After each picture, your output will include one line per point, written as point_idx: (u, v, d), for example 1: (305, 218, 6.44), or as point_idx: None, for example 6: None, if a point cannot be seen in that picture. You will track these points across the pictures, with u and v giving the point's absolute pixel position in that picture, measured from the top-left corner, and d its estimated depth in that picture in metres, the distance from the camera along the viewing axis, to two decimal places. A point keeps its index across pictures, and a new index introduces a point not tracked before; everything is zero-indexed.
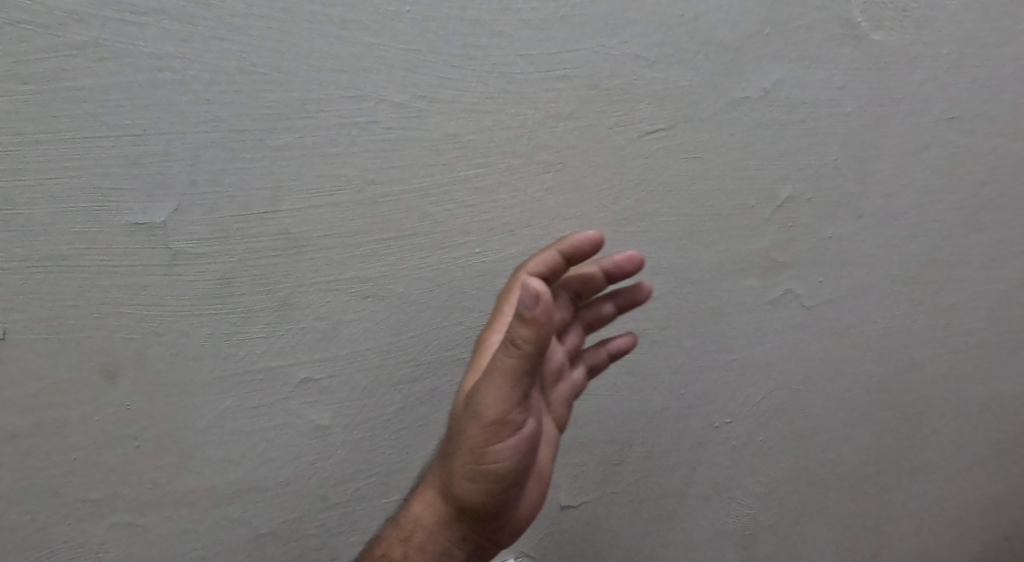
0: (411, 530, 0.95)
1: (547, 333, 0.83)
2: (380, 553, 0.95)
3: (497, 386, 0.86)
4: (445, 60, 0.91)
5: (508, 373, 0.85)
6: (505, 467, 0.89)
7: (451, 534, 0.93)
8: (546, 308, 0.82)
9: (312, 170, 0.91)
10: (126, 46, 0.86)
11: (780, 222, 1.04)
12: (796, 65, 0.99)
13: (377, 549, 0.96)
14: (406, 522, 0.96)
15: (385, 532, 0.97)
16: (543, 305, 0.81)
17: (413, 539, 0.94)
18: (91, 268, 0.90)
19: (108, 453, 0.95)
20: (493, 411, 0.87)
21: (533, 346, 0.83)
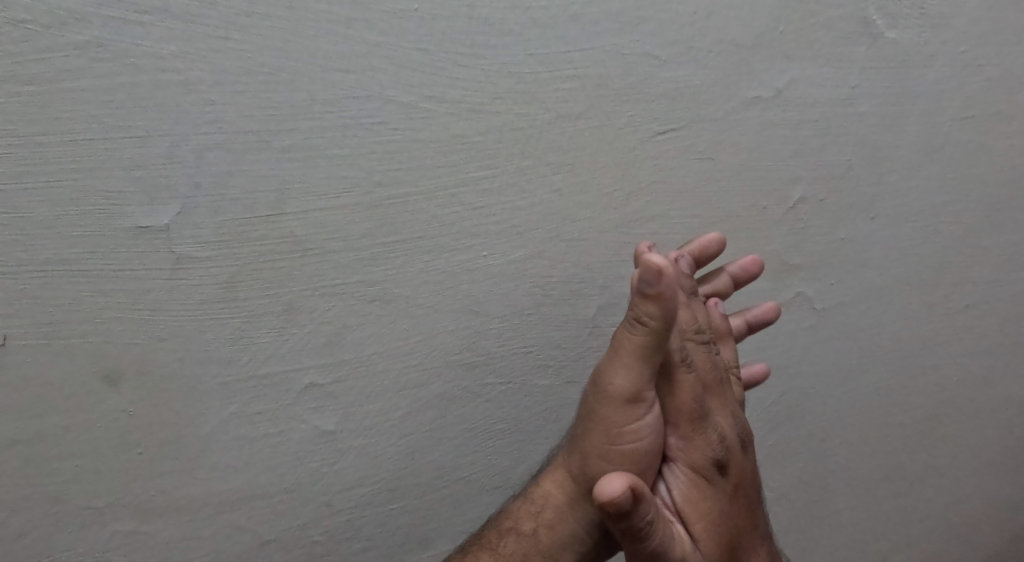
0: (541, 506, 0.94)
1: (672, 303, 0.87)
2: (504, 527, 0.95)
3: (627, 362, 0.90)
4: (453, 59, 0.89)
5: (638, 348, 0.89)
6: (648, 443, 0.91)
7: (547, 517, 0.93)
8: (668, 282, 0.86)
9: (317, 173, 0.90)
10: (129, 45, 0.84)
11: (792, 224, 1.02)
12: (809, 64, 0.97)
13: (505, 522, 0.95)
14: (537, 497, 0.94)
15: (509, 508, 0.96)
16: (664, 279, 0.86)
17: (543, 515, 0.93)
18: (94, 272, 0.88)
19: (111, 460, 0.93)
20: (621, 385, 0.90)
21: (662, 317, 0.88)
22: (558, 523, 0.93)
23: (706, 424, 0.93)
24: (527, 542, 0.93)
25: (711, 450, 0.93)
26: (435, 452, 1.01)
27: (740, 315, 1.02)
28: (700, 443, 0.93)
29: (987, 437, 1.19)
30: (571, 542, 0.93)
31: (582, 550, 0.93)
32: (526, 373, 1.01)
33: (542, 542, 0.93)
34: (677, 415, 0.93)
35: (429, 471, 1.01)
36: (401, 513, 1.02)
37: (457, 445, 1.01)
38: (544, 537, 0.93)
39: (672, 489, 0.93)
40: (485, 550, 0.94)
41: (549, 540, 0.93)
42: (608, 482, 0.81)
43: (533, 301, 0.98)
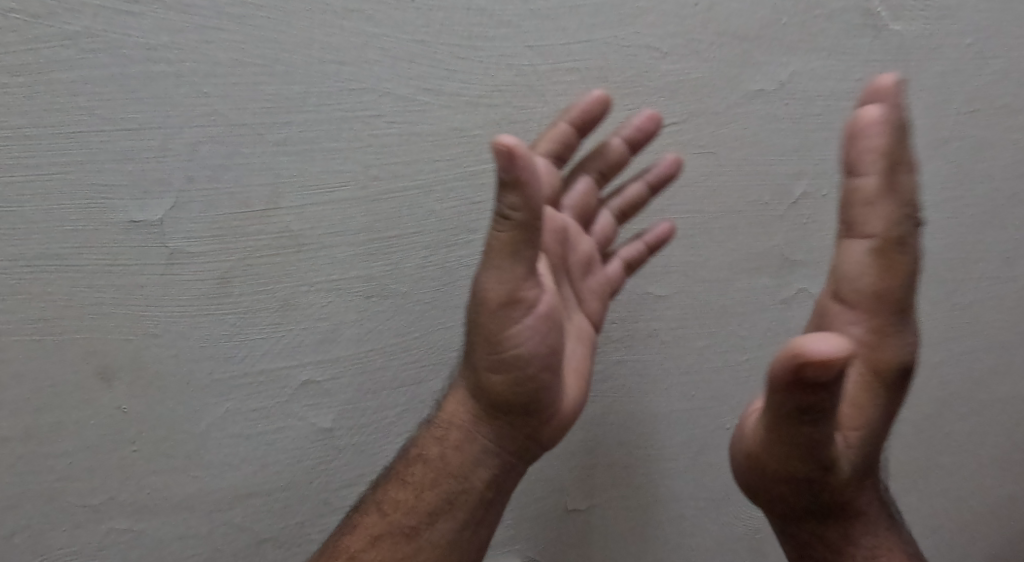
0: (448, 428, 0.92)
1: (533, 190, 0.78)
2: (413, 455, 0.93)
3: (499, 261, 0.82)
4: (450, 51, 0.88)
5: (507, 246, 0.81)
6: (541, 347, 0.86)
7: (455, 437, 0.92)
8: (525, 165, 0.76)
9: (312, 167, 0.88)
10: (120, 36, 0.83)
11: (794, 219, 1.01)
12: (812, 56, 0.96)
13: (410, 450, 0.93)
14: (442, 422, 0.92)
15: (420, 435, 0.93)
16: (521, 163, 0.76)
17: (450, 436, 0.92)
18: (86, 267, 0.87)
19: (105, 457, 0.92)
20: (492, 289, 0.84)
21: (526, 209, 0.78)
22: (468, 443, 0.91)
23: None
24: (432, 468, 0.92)
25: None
26: None
27: (639, 239, 0.96)
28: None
29: (993, 435, 1.18)
30: (483, 458, 0.91)
31: (498, 464, 0.92)
32: None
33: (449, 463, 0.91)
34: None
35: None
36: None
37: None
38: (451, 459, 0.91)
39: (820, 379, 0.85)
40: (395, 479, 0.93)
41: (459, 461, 0.91)
42: (815, 343, 0.72)
43: None
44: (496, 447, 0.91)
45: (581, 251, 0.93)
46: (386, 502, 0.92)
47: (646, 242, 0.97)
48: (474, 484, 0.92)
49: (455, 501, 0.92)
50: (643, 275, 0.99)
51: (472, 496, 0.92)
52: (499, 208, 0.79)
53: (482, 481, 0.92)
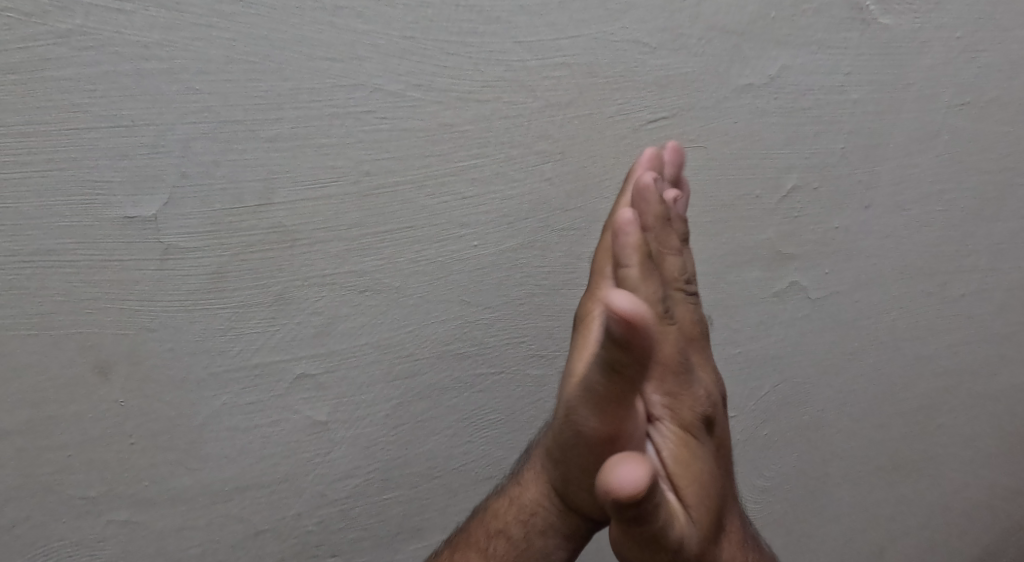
0: (529, 513, 0.94)
1: (648, 345, 0.76)
2: (494, 528, 0.96)
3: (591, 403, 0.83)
4: (440, 47, 0.89)
5: (606, 393, 0.81)
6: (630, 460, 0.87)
7: (536, 522, 0.94)
8: (639, 330, 0.74)
9: (304, 163, 0.89)
10: (111, 34, 0.83)
11: (785, 213, 1.01)
12: (800, 51, 0.96)
13: (492, 523, 0.96)
14: (523, 505, 0.95)
15: (497, 510, 0.97)
16: (636, 329, 0.74)
17: (532, 521, 0.94)
18: (82, 262, 0.88)
19: (103, 450, 0.93)
20: (592, 429, 0.84)
21: (632, 363, 0.77)
22: (549, 531, 0.94)
23: (691, 380, 0.88)
24: (516, 547, 0.94)
25: (698, 406, 0.88)
26: (430, 443, 1.01)
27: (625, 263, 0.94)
28: (683, 401, 0.88)
29: (988, 427, 1.19)
30: (553, 530, 0.94)
31: (574, 546, 0.94)
32: (518, 363, 1.01)
33: (532, 545, 0.94)
34: (664, 372, 0.87)
35: (424, 461, 1.01)
36: (394, 503, 1.02)
37: (450, 434, 1.02)
38: (535, 541, 0.94)
39: (661, 450, 0.87)
40: (474, 549, 0.96)
41: (542, 543, 0.94)
42: (624, 473, 0.74)
43: (523, 291, 0.98)
44: (570, 533, 0.94)
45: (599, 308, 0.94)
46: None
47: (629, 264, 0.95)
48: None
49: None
50: None
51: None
52: (607, 356, 0.78)
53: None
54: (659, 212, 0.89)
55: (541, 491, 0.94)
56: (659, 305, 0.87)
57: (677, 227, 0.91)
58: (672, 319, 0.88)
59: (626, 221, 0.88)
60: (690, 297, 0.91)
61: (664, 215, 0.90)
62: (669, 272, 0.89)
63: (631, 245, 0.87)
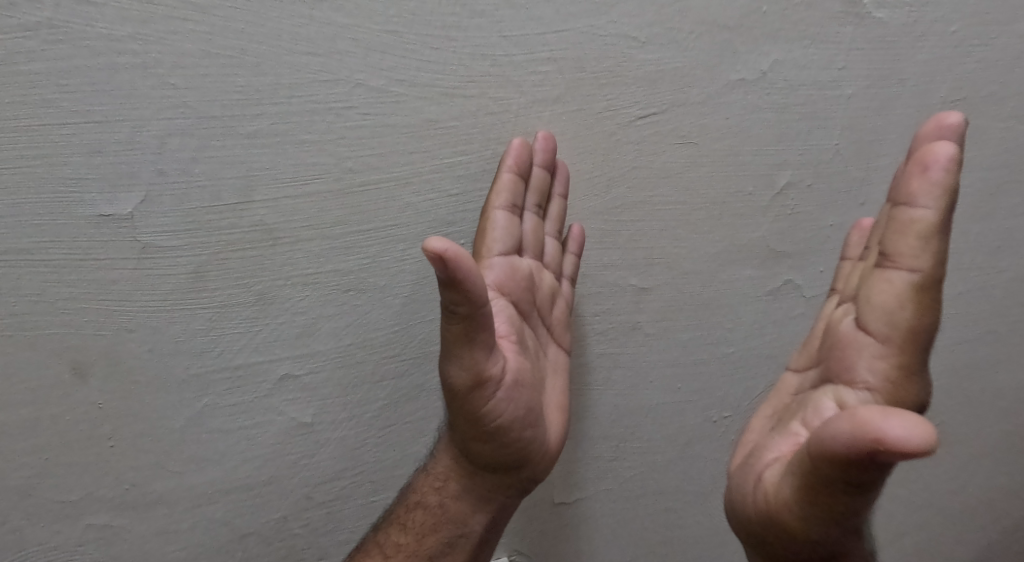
0: (443, 481, 0.96)
1: (475, 287, 0.79)
2: (411, 502, 0.96)
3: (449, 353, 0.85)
4: (423, 41, 0.87)
5: (459, 339, 0.83)
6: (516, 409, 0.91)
7: (452, 489, 0.96)
8: (458, 269, 0.78)
9: (286, 159, 0.87)
10: (83, 27, 0.81)
11: (778, 211, 0.99)
12: (793, 45, 0.94)
13: (410, 497, 0.96)
14: (438, 474, 0.96)
15: (414, 483, 0.97)
16: (451, 267, 0.78)
17: (447, 488, 0.96)
18: (57, 261, 0.86)
19: (81, 454, 0.91)
20: (463, 379, 0.86)
21: (469, 302, 0.80)
22: (462, 496, 0.96)
23: None
24: (432, 514, 0.96)
25: (774, 388, 0.83)
26: (417, 445, 0.99)
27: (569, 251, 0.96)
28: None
29: (987, 427, 1.17)
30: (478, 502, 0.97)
31: (492, 509, 0.98)
32: None
33: (447, 510, 0.96)
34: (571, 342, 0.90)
35: (412, 463, 1.00)
36: (381, 506, 1.00)
37: (438, 435, 1.00)
38: (450, 506, 0.96)
39: (748, 436, 0.81)
40: (394, 524, 0.96)
41: (458, 507, 0.97)
42: (899, 425, 0.68)
43: None
44: (488, 496, 0.97)
45: (545, 288, 0.96)
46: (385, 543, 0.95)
47: (573, 251, 0.96)
48: (473, 527, 0.97)
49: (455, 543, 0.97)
50: (624, 268, 0.98)
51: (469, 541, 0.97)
52: (444, 303, 0.81)
53: (481, 525, 0.98)
54: (534, 182, 0.92)
55: (450, 458, 0.96)
56: (548, 281, 0.91)
57: (556, 207, 0.94)
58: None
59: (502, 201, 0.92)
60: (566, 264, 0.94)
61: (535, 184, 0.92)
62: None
63: (523, 225, 0.92)
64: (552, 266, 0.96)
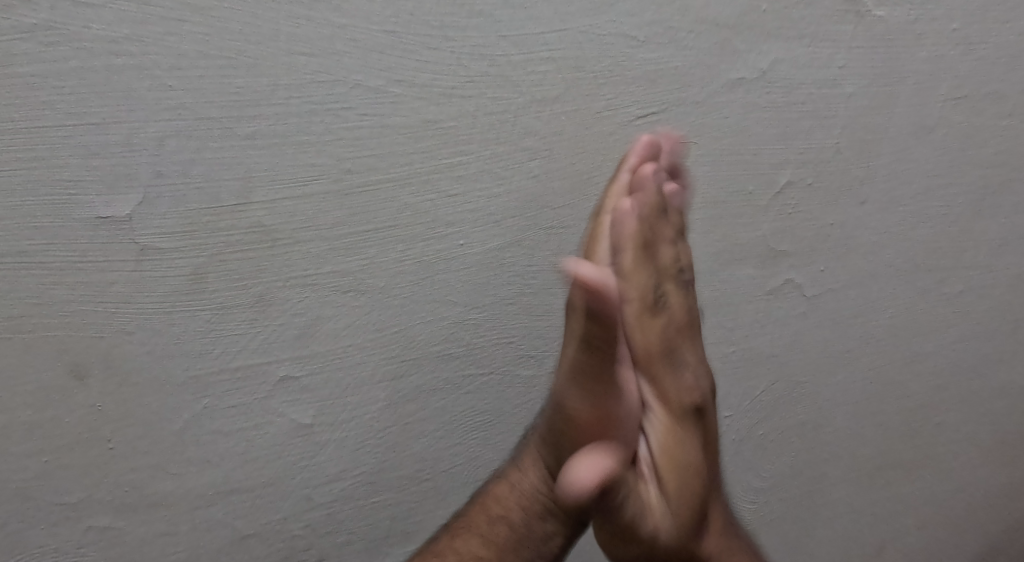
0: (528, 497, 0.90)
1: (619, 321, 0.78)
2: (494, 513, 0.91)
3: (577, 389, 0.82)
4: (420, 41, 0.86)
5: (581, 371, 0.82)
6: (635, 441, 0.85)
7: (537, 506, 0.90)
8: (604, 300, 0.76)
9: (284, 160, 0.87)
10: (79, 29, 0.81)
11: (778, 210, 0.99)
12: (792, 43, 0.94)
13: (494, 509, 0.92)
14: (522, 490, 0.91)
15: (494, 492, 0.93)
16: (598, 298, 0.76)
17: (533, 505, 0.90)
18: (55, 264, 0.85)
19: (80, 456, 0.91)
20: (580, 409, 0.83)
21: (608, 335, 0.78)
22: (548, 515, 0.89)
23: (678, 366, 0.87)
24: (513, 532, 0.90)
25: (687, 396, 0.87)
26: (417, 446, 0.99)
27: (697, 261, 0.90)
28: (669, 386, 0.87)
29: (990, 426, 1.16)
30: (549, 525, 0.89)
31: (572, 533, 0.89)
32: (508, 364, 0.99)
33: (529, 531, 0.89)
34: (651, 356, 0.86)
35: (412, 464, 0.99)
36: (382, 507, 1.00)
37: (438, 437, 0.99)
38: (532, 526, 0.89)
39: (651, 440, 0.86)
40: (474, 534, 0.91)
41: (542, 528, 0.89)
42: (580, 472, 0.79)
43: (511, 290, 0.96)
44: (573, 518, 0.89)
45: None
46: (465, 553, 0.91)
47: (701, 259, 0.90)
48: (551, 550, 0.89)
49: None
50: None
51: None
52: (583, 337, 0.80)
53: (558, 548, 0.90)
54: (650, 203, 0.86)
55: (540, 475, 0.90)
56: (648, 292, 0.86)
57: (675, 219, 0.88)
58: (663, 309, 0.86)
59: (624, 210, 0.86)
60: (683, 284, 0.88)
61: (659, 205, 0.87)
62: (663, 260, 0.86)
63: (626, 237, 0.85)
64: None
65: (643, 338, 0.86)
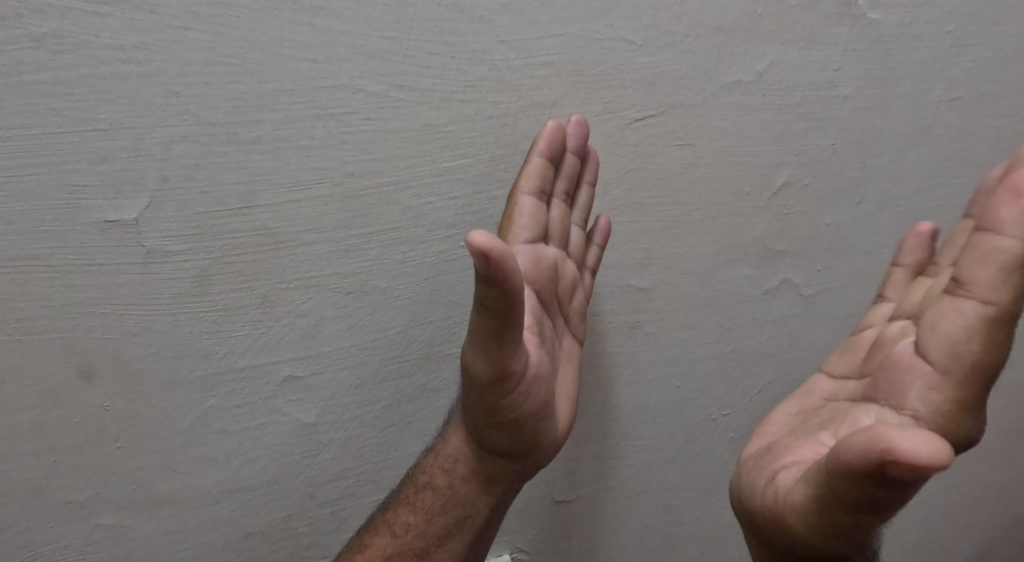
0: (453, 461, 0.96)
1: (514, 285, 0.78)
2: (420, 482, 0.96)
3: (478, 350, 0.84)
4: (422, 46, 0.88)
5: (484, 334, 0.83)
6: (537, 402, 0.90)
7: (460, 470, 0.96)
8: (497, 265, 0.76)
9: (288, 164, 0.88)
10: (87, 37, 0.82)
11: (775, 211, 1.00)
12: (788, 47, 0.95)
13: (420, 477, 0.96)
14: (447, 456, 0.96)
15: (423, 464, 0.97)
16: (494, 264, 0.76)
17: (456, 470, 0.96)
18: (64, 267, 0.87)
19: (88, 455, 0.92)
20: (482, 370, 0.86)
21: (505, 300, 0.79)
22: (470, 477, 0.96)
23: (861, 366, 0.82)
24: (441, 495, 0.96)
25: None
26: (420, 444, 1.00)
27: (594, 244, 0.97)
28: (850, 388, 0.82)
29: (986, 423, 1.18)
30: (480, 487, 0.96)
31: (499, 489, 0.97)
32: None
33: (456, 492, 0.96)
34: (832, 355, 0.81)
35: (414, 462, 1.01)
36: (384, 505, 1.01)
37: (440, 435, 1.01)
38: (459, 488, 0.96)
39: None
40: (405, 505, 0.96)
41: (466, 490, 0.96)
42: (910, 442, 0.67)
43: None
44: (491, 476, 0.96)
45: (567, 278, 0.95)
46: (396, 523, 0.96)
47: (597, 242, 0.97)
48: (479, 509, 0.96)
49: (461, 524, 0.96)
50: (623, 268, 0.99)
51: (476, 520, 0.97)
52: (478, 300, 0.80)
53: (487, 505, 0.97)
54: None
55: (463, 441, 0.95)
56: None
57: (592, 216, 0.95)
58: None
59: None
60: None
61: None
62: None
63: None
64: (575, 257, 0.96)
65: None
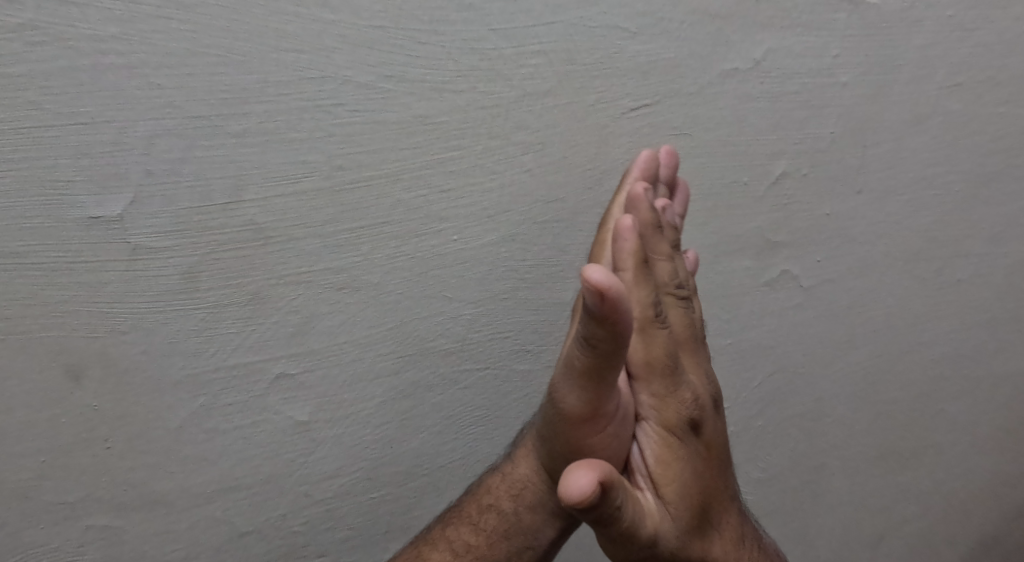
0: (520, 488, 0.92)
1: (626, 324, 0.75)
2: (484, 503, 0.93)
3: (573, 383, 0.81)
4: (410, 36, 0.86)
5: (586, 371, 0.79)
6: (626, 444, 0.85)
7: (527, 498, 0.91)
8: (614, 304, 0.73)
9: (275, 157, 0.86)
10: (65, 28, 0.80)
11: (774, 201, 0.99)
12: (786, 33, 0.93)
13: (484, 497, 0.94)
14: (514, 480, 0.92)
15: (488, 483, 0.95)
16: (609, 303, 0.73)
17: (524, 495, 0.92)
18: (47, 265, 0.85)
19: (77, 456, 0.91)
20: (574, 406, 0.82)
21: (612, 338, 0.76)
22: (539, 508, 0.91)
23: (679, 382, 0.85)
24: (506, 519, 0.92)
25: (684, 408, 0.85)
26: (415, 441, 0.99)
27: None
28: (668, 403, 0.85)
29: (990, 414, 1.16)
30: (550, 520, 0.91)
31: (561, 524, 0.92)
32: (504, 358, 0.98)
33: (522, 520, 0.91)
34: (651, 371, 0.85)
35: (409, 459, 0.99)
36: (380, 502, 0.99)
37: (435, 432, 0.99)
38: (524, 516, 0.91)
39: (645, 449, 0.85)
40: (465, 523, 0.94)
41: (531, 519, 0.91)
42: (574, 480, 0.72)
43: (506, 285, 0.95)
44: (558, 510, 0.91)
45: None
46: (455, 540, 0.93)
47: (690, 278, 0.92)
48: (542, 541, 0.92)
49: (522, 552, 0.92)
50: None
51: (535, 552, 0.92)
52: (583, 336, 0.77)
53: (548, 538, 0.92)
54: (647, 219, 0.86)
55: (532, 466, 0.91)
56: (648, 309, 0.84)
57: (669, 234, 0.88)
58: (664, 323, 0.85)
59: (625, 226, 0.85)
60: (680, 301, 0.87)
61: (655, 223, 0.86)
62: (660, 277, 0.86)
63: (629, 252, 0.84)
64: None
65: (645, 351, 0.85)
